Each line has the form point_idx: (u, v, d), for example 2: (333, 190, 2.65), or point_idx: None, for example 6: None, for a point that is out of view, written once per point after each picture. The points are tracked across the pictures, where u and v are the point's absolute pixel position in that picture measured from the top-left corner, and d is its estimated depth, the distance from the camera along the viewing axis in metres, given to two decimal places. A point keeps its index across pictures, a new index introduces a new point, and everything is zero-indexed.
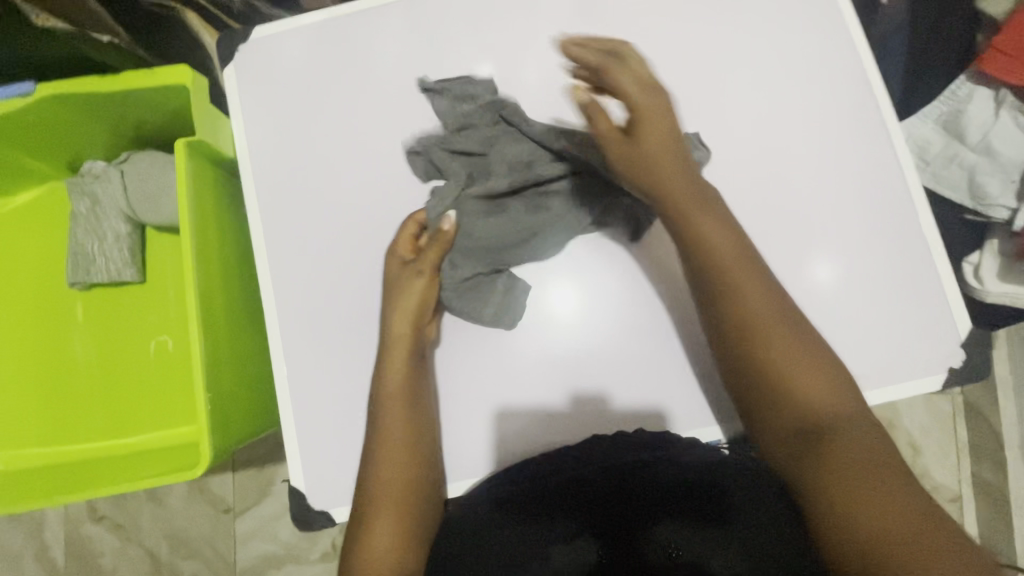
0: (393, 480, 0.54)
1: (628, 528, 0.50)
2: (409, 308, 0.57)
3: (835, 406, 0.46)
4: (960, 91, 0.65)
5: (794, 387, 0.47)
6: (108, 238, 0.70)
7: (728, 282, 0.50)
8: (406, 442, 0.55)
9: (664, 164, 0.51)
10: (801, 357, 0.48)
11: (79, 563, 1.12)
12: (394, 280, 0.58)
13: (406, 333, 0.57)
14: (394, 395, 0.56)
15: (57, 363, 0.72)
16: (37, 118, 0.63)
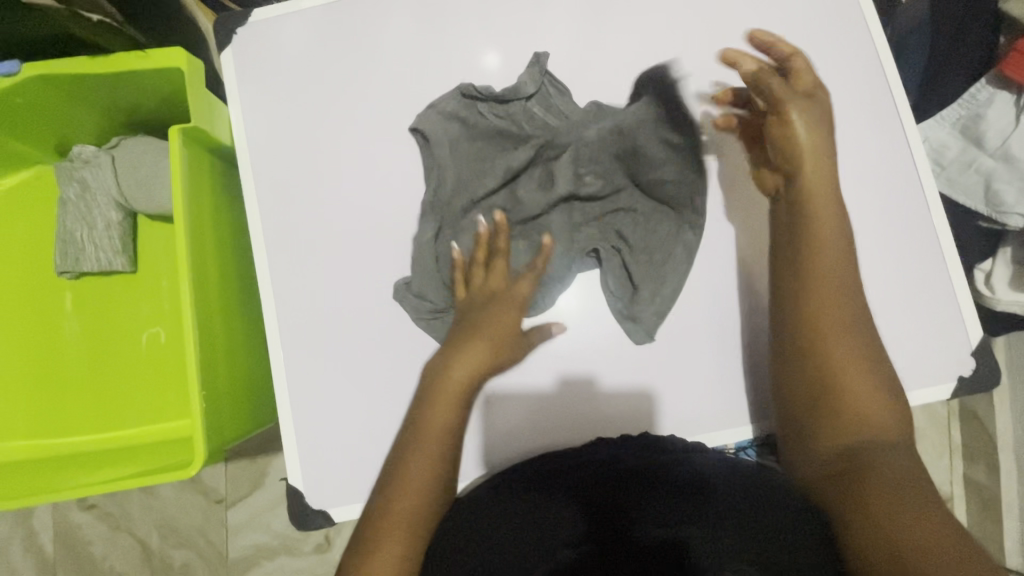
0: (416, 482, 0.49)
1: (603, 512, 0.48)
2: (489, 346, 0.53)
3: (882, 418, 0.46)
4: (979, 94, 0.62)
5: (851, 393, 0.47)
6: (98, 226, 0.68)
7: (816, 267, 0.50)
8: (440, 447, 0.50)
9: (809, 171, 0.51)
10: (863, 347, 0.48)
11: (68, 551, 1.10)
12: (476, 304, 0.55)
13: (477, 368, 0.53)
14: (440, 429, 0.51)
15: (45, 354, 0.69)
16: (24, 100, 0.60)
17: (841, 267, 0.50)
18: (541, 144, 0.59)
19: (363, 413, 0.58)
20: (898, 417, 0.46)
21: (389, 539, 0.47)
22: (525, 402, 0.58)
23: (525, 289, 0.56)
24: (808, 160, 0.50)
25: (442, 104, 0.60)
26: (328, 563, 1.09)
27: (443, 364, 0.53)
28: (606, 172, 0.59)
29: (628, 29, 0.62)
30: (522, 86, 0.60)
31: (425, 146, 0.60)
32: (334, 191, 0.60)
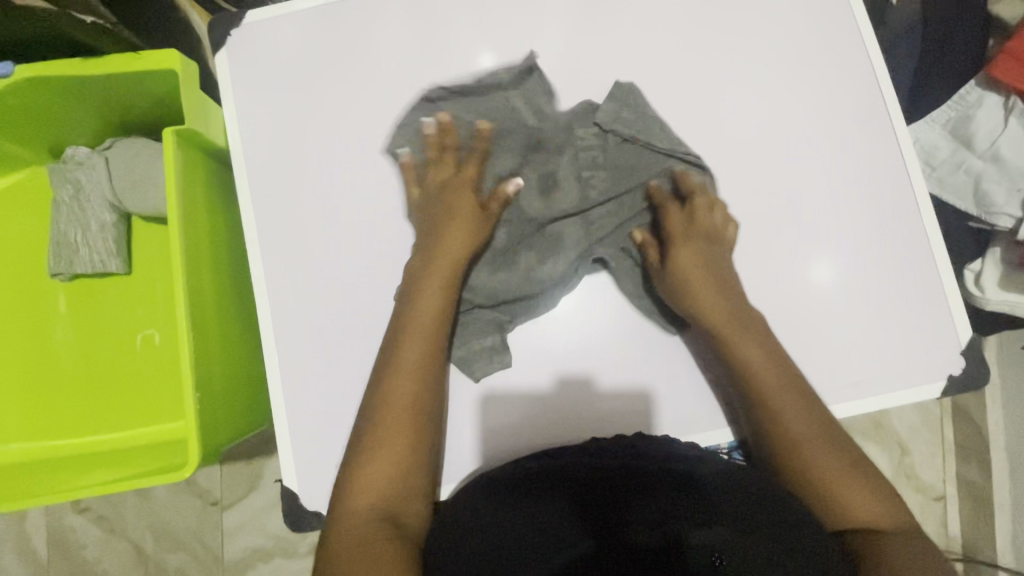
0: (396, 408, 0.51)
1: (601, 509, 0.45)
2: (461, 231, 0.56)
3: (869, 503, 0.48)
4: (969, 96, 0.64)
5: (816, 466, 0.50)
6: (92, 227, 0.67)
7: (765, 394, 0.52)
8: (413, 390, 0.52)
9: (708, 302, 0.55)
10: (824, 442, 0.51)
11: (61, 554, 1.10)
12: (434, 198, 0.58)
13: (453, 255, 0.55)
14: (425, 317, 0.54)
15: (38, 356, 0.69)
16: (17, 101, 0.60)
17: (786, 378, 0.53)
18: (533, 149, 0.60)
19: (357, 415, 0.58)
20: (882, 501, 0.49)
21: (384, 445, 0.50)
22: (518, 404, 0.58)
23: (473, 171, 0.59)
24: (708, 302, 0.54)
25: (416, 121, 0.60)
26: None
27: (424, 255, 0.56)
28: (607, 172, 0.59)
29: (621, 32, 0.62)
30: (500, 85, 0.61)
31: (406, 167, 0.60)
32: (328, 193, 0.60)
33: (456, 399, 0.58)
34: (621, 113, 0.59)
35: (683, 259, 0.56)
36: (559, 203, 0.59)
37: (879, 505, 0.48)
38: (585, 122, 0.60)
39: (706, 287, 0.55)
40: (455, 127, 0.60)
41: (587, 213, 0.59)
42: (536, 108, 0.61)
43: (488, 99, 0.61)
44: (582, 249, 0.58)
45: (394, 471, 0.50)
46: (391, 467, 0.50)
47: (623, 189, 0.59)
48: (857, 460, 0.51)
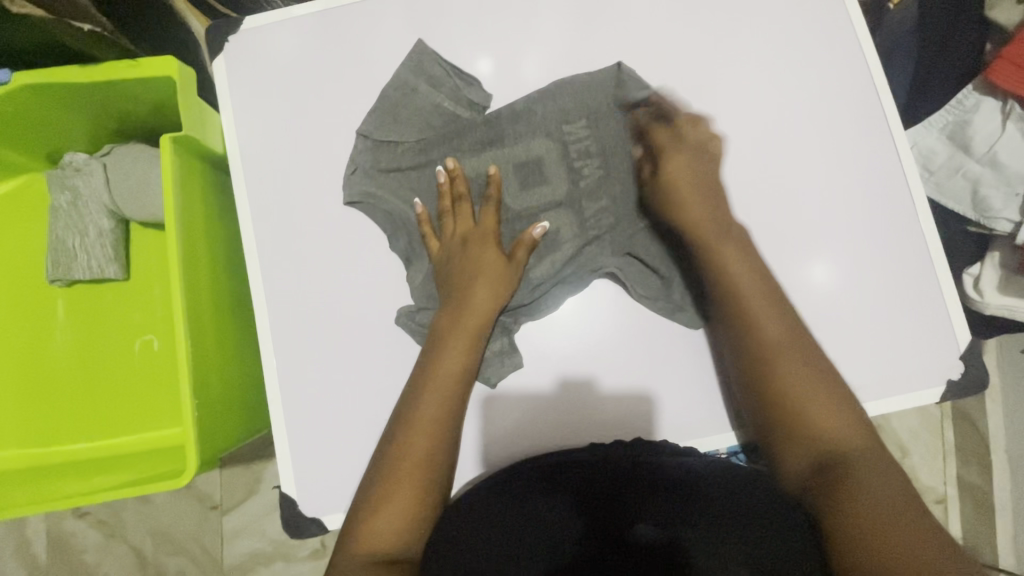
0: (417, 454, 0.50)
1: (603, 506, 0.51)
2: (488, 288, 0.55)
3: (843, 434, 0.47)
4: (966, 100, 0.63)
5: (795, 397, 0.48)
6: (90, 234, 0.67)
7: (744, 305, 0.52)
8: (441, 421, 0.51)
9: (690, 202, 0.56)
10: (799, 358, 0.50)
11: (61, 559, 1.10)
12: (458, 252, 0.57)
13: (478, 314, 0.55)
14: (449, 371, 0.53)
15: (35, 363, 0.69)
16: (14, 108, 0.59)
17: (764, 293, 0.52)
18: (508, 151, 0.59)
19: (355, 421, 0.58)
20: (854, 428, 0.47)
21: (394, 496, 0.48)
22: (517, 410, 0.58)
23: (492, 221, 0.58)
24: (698, 214, 0.55)
25: (363, 150, 0.60)
26: (324, 569, 1.08)
27: (451, 311, 0.55)
28: (599, 162, 0.59)
29: (619, 36, 0.62)
30: (475, 95, 0.61)
31: (369, 201, 0.59)
32: (326, 199, 0.60)
33: None
34: (597, 105, 0.59)
35: (676, 177, 0.56)
36: (550, 197, 0.59)
37: (848, 431, 0.47)
38: (569, 117, 0.59)
39: (695, 200, 0.56)
40: (442, 130, 0.61)
41: (584, 202, 0.59)
42: (477, 108, 0.61)
43: (466, 104, 0.61)
44: (580, 237, 0.58)
45: (404, 517, 0.48)
46: (400, 513, 0.48)
47: (615, 180, 0.59)
48: (835, 387, 0.49)
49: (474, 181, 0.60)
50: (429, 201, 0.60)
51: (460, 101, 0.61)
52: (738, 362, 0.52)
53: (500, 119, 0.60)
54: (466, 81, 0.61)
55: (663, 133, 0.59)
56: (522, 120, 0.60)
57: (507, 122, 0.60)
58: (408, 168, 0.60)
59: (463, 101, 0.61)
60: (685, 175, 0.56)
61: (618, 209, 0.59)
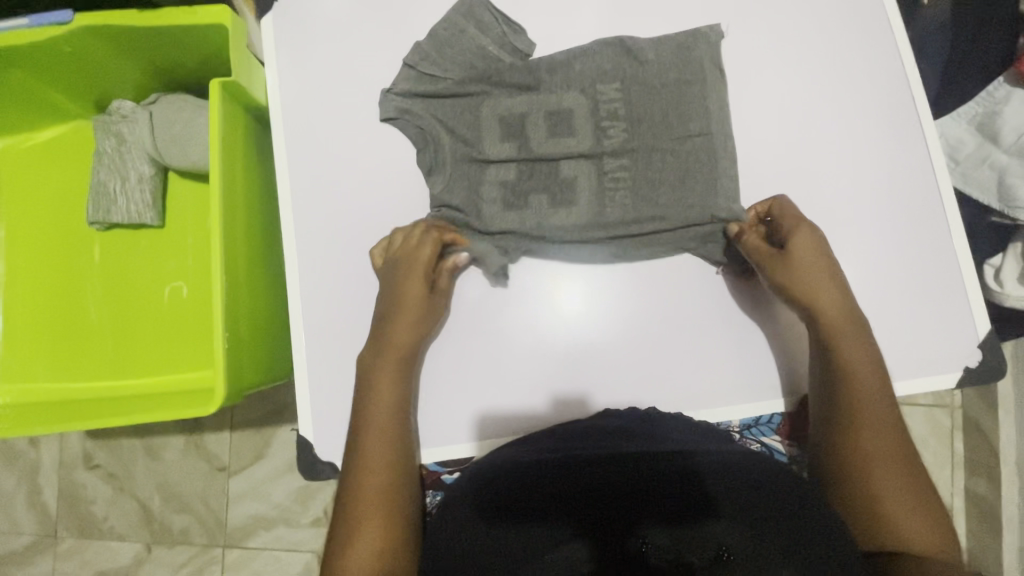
0: (382, 415, 0.54)
1: (608, 526, 0.45)
2: (410, 320, 0.57)
3: (919, 506, 0.49)
4: (996, 93, 0.64)
5: (878, 460, 0.51)
6: (131, 178, 0.70)
7: (857, 401, 0.53)
8: (393, 393, 0.55)
9: (811, 274, 0.55)
10: (896, 456, 0.51)
11: (71, 508, 1.13)
12: (396, 273, 0.57)
13: (401, 347, 0.56)
14: (399, 342, 0.56)
15: (71, 302, 0.72)
16: (71, 49, 0.62)
17: (879, 391, 0.53)
18: (541, 95, 0.61)
19: None
20: (929, 505, 0.49)
21: (365, 526, 0.50)
22: (535, 371, 0.59)
23: (428, 252, 0.57)
24: (824, 296, 0.55)
25: (409, 79, 0.63)
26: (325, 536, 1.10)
27: (375, 345, 0.57)
28: (626, 124, 0.60)
29: (655, 15, 0.63)
30: (522, 44, 0.63)
31: (405, 117, 0.62)
32: (359, 155, 0.62)
33: (473, 362, 0.60)
34: (635, 69, 0.61)
35: (799, 244, 0.56)
36: (573, 148, 0.60)
37: (925, 506, 0.49)
38: (605, 78, 0.61)
39: (819, 273, 0.55)
40: (478, 76, 0.62)
41: (605, 163, 0.61)
42: (519, 54, 0.63)
43: (512, 53, 0.63)
44: (597, 197, 0.60)
45: (383, 534, 0.50)
46: (383, 478, 0.52)
47: (639, 143, 0.60)
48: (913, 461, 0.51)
49: (506, 119, 0.61)
50: (461, 160, 0.61)
51: (504, 49, 0.63)
52: (839, 459, 0.52)
53: (539, 68, 0.62)
54: (513, 31, 0.63)
55: (691, 108, 0.60)
56: (560, 72, 0.62)
57: (545, 72, 0.62)
58: (441, 104, 0.63)
59: (509, 49, 0.63)
60: (807, 249, 0.56)
61: (636, 172, 0.60)
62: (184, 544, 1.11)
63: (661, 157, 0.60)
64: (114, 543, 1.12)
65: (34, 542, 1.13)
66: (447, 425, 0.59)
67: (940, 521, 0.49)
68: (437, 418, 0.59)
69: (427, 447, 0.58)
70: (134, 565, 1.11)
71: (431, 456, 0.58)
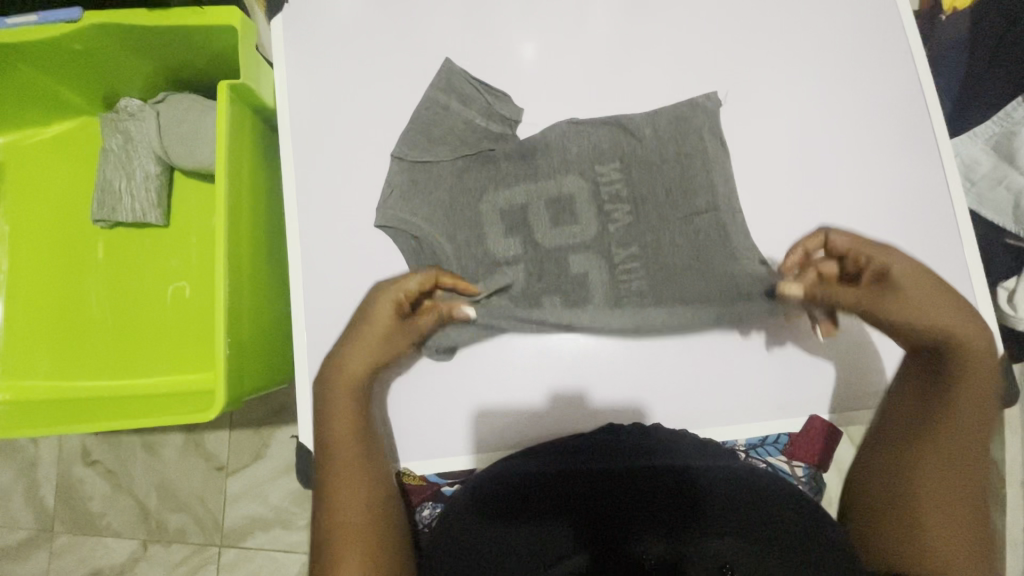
0: (346, 440, 0.53)
1: (606, 533, 0.46)
2: (366, 350, 0.54)
3: (966, 531, 0.47)
4: (1015, 113, 0.64)
5: (927, 478, 0.48)
6: (136, 176, 0.69)
7: (946, 433, 0.48)
8: (353, 420, 0.54)
9: (916, 290, 0.50)
10: (963, 492, 0.48)
11: (68, 503, 1.13)
12: (371, 301, 0.55)
13: (352, 376, 0.54)
14: (353, 368, 0.54)
15: (73, 299, 0.72)
16: (80, 46, 0.62)
17: (977, 419, 0.48)
18: (538, 176, 0.60)
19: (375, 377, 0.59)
20: (975, 531, 0.47)
21: (345, 558, 0.49)
22: (539, 380, 0.58)
23: (415, 286, 0.55)
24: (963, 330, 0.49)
25: (405, 175, 0.61)
26: None
27: (324, 385, 0.54)
28: (630, 207, 0.59)
29: (668, 26, 0.63)
30: (510, 113, 0.61)
31: (400, 226, 0.60)
32: (366, 159, 0.62)
33: (474, 372, 0.58)
34: (634, 146, 0.60)
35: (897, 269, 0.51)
36: (579, 237, 0.59)
37: (972, 534, 0.47)
38: (604, 157, 0.60)
39: (919, 290, 0.50)
40: (474, 130, 0.62)
41: (610, 207, 0.59)
42: (508, 123, 0.62)
43: (500, 124, 0.62)
44: (601, 237, 0.59)
45: (366, 565, 0.49)
46: (359, 497, 0.52)
47: (639, 183, 0.59)
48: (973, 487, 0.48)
49: (507, 154, 0.61)
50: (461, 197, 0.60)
51: (492, 123, 0.62)
52: (891, 490, 0.50)
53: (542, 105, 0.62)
54: (498, 96, 0.62)
55: (702, 120, 0.60)
56: (556, 155, 0.60)
57: (540, 154, 0.61)
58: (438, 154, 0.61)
59: (496, 123, 0.62)
60: (907, 261, 0.51)
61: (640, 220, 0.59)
62: (181, 542, 1.10)
63: (670, 240, 0.58)
64: (110, 540, 1.11)
65: (30, 537, 1.13)
66: (448, 436, 0.57)
67: (982, 543, 0.47)
68: (438, 428, 0.58)
69: (428, 458, 0.57)
70: (129, 562, 1.11)
71: (431, 465, 0.57)
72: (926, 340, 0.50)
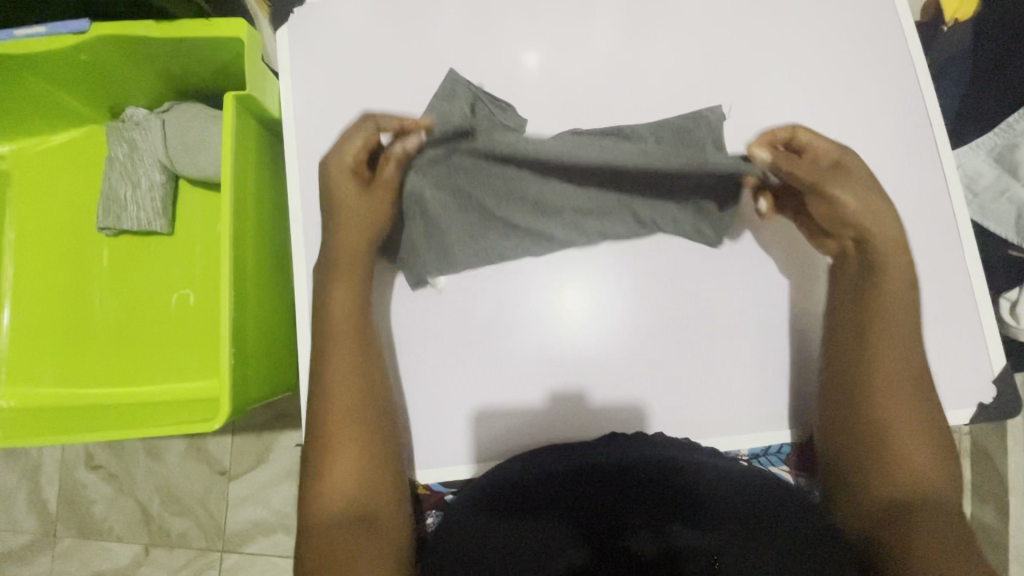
0: (342, 327, 0.56)
1: (600, 522, 0.47)
2: (355, 223, 0.57)
3: (922, 439, 0.50)
4: (1016, 125, 0.65)
5: (883, 377, 0.52)
6: (142, 185, 0.70)
7: (881, 324, 0.53)
8: (348, 300, 0.56)
9: (855, 181, 0.56)
10: (915, 390, 0.52)
11: (70, 508, 1.13)
12: (337, 170, 0.57)
13: (349, 248, 0.57)
14: (349, 244, 0.57)
15: (76, 305, 0.72)
16: (86, 57, 0.62)
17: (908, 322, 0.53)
18: (539, 198, 0.58)
19: None
20: (935, 446, 0.50)
21: (340, 451, 0.53)
22: (543, 390, 0.58)
23: (363, 143, 0.57)
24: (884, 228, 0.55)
25: (414, 189, 0.58)
26: None
27: (325, 263, 0.57)
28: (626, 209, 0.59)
29: (672, 38, 0.63)
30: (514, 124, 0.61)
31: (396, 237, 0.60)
32: None
33: (478, 381, 0.58)
34: (633, 151, 0.59)
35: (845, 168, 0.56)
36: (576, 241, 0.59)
37: (933, 452, 0.50)
38: None
39: (855, 184, 0.55)
40: None
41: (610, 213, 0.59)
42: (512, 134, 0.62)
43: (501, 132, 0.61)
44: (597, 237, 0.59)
45: (359, 470, 0.53)
46: (353, 391, 0.54)
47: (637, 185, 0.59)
48: (928, 400, 0.52)
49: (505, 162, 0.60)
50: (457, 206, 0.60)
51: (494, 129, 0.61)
52: (849, 419, 0.52)
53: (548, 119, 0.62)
54: (504, 108, 0.62)
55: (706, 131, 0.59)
56: None
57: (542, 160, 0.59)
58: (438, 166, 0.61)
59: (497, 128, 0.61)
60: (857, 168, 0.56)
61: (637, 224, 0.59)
62: (183, 547, 1.10)
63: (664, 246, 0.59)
64: (112, 544, 1.12)
65: (33, 541, 1.13)
66: (452, 445, 0.57)
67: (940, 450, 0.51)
68: (443, 439, 0.57)
69: (432, 468, 0.57)
70: (132, 567, 1.11)
71: (434, 475, 0.57)
72: (850, 230, 0.55)
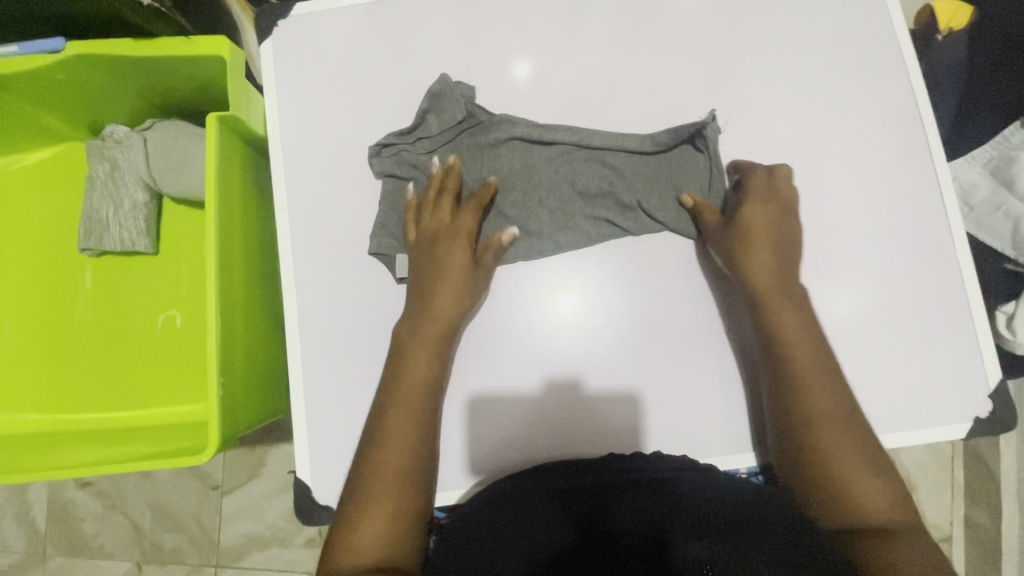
0: (414, 387, 0.53)
1: (590, 516, 0.46)
2: (451, 292, 0.55)
3: (857, 468, 0.49)
4: (1012, 137, 0.64)
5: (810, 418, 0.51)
6: (124, 205, 0.68)
7: (789, 362, 0.52)
8: (427, 366, 0.54)
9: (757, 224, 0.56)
10: (840, 420, 0.51)
11: (59, 526, 1.11)
12: (435, 243, 0.57)
13: (442, 318, 0.55)
14: (443, 312, 0.55)
15: (59, 329, 0.70)
16: (63, 76, 0.60)
17: (811, 353, 0.53)
18: (525, 194, 0.60)
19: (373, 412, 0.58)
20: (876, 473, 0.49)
21: (374, 512, 0.49)
22: (540, 414, 0.57)
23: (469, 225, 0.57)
24: (761, 259, 0.55)
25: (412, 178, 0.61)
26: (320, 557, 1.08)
27: (413, 320, 0.55)
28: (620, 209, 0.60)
29: (666, 50, 0.62)
30: (508, 126, 0.60)
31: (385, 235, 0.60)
32: (358, 188, 0.60)
33: (474, 404, 0.57)
34: (624, 154, 0.60)
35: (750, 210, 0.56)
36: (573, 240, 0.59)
37: (874, 485, 0.49)
38: (594, 163, 0.60)
39: (759, 217, 0.56)
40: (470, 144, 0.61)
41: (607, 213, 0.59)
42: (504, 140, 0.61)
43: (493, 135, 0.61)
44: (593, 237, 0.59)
45: (389, 529, 0.48)
46: (408, 448, 0.51)
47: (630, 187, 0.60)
48: (854, 423, 0.51)
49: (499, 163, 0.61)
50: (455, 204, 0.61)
51: (486, 129, 0.61)
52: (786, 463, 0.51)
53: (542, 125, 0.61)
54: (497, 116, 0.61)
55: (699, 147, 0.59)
56: (545, 165, 0.60)
57: (537, 162, 0.60)
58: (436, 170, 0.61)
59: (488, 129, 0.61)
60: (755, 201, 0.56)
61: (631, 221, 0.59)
62: (176, 564, 1.09)
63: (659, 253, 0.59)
64: (104, 561, 1.10)
65: (23, 560, 1.11)
66: (448, 470, 0.56)
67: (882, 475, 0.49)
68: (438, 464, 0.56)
69: None
70: None
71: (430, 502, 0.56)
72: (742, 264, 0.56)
